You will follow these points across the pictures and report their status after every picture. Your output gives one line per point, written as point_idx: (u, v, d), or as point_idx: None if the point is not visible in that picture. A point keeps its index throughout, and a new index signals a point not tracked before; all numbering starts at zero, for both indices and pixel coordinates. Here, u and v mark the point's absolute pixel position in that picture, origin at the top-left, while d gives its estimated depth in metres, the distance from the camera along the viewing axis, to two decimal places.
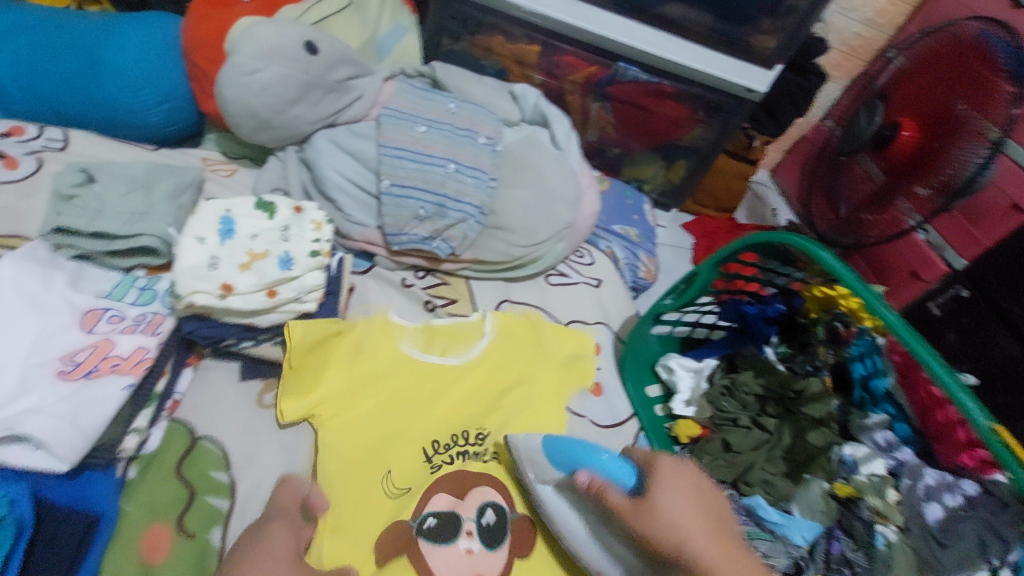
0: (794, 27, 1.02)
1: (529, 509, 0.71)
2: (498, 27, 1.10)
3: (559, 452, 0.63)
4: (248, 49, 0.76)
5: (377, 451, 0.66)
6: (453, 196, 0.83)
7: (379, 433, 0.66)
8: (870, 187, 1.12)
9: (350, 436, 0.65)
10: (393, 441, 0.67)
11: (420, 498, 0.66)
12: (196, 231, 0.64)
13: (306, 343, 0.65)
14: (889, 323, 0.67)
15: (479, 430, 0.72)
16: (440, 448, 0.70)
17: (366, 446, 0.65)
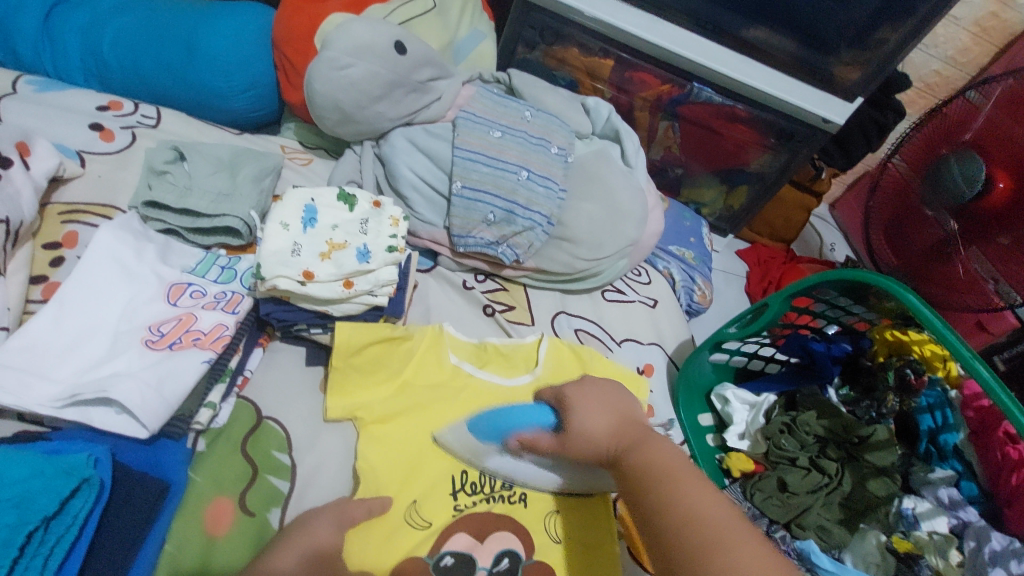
0: (881, 62, 1.00)
1: (564, 544, 0.65)
2: (575, 40, 1.10)
3: (484, 426, 0.66)
4: (342, 45, 0.78)
5: (407, 475, 0.64)
6: (523, 204, 0.84)
7: (413, 455, 0.65)
8: (941, 232, 1.07)
9: (388, 453, 0.64)
10: (423, 466, 0.65)
11: (443, 529, 0.62)
12: (281, 217, 0.66)
13: (351, 345, 0.64)
14: (983, 382, 0.63)
15: (507, 473, 0.67)
16: (467, 483, 0.66)
17: (400, 465, 0.64)
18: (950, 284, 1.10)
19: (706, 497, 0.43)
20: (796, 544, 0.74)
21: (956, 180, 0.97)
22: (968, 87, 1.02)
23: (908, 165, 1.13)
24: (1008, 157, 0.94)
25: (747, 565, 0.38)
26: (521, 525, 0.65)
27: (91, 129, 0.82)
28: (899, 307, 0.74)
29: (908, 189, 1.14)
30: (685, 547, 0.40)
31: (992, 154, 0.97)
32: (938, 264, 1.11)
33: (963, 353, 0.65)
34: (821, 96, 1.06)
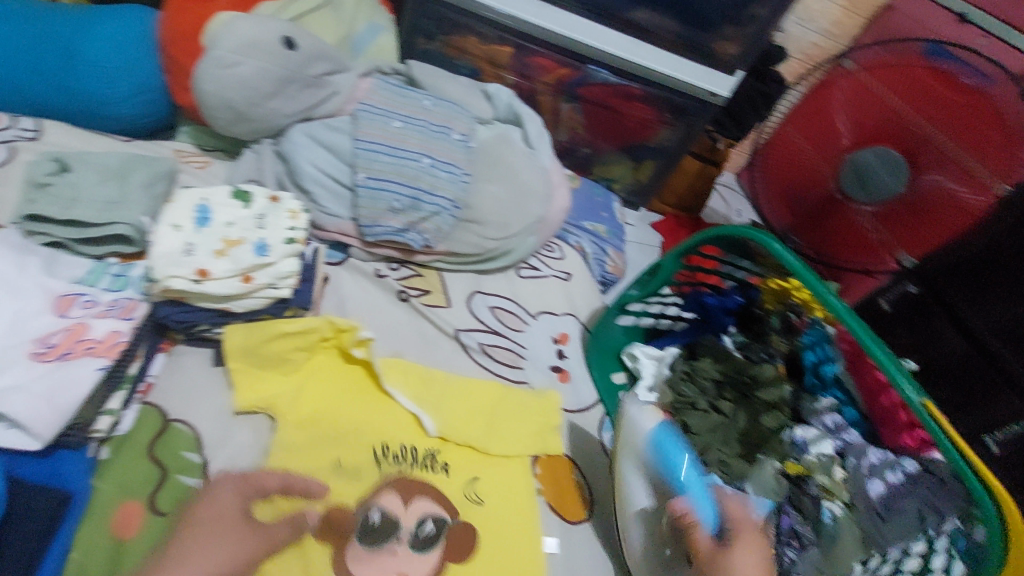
0: (754, 36, 1.10)
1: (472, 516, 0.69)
2: (472, 29, 1.13)
3: None
4: (229, 43, 0.78)
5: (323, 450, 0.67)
6: (427, 190, 0.86)
7: (329, 435, 0.68)
8: (827, 187, 1.25)
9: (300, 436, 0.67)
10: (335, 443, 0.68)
11: (372, 489, 0.66)
12: (172, 219, 0.65)
13: (241, 345, 0.66)
14: (835, 309, 0.70)
15: (429, 449, 0.72)
16: (388, 453, 0.70)
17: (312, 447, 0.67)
18: (838, 239, 1.27)
19: None
20: None
21: (879, 163, 1.13)
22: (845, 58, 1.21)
23: (805, 139, 1.30)
24: (894, 132, 1.14)
25: None
26: (445, 494, 0.69)
27: None
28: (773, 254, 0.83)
29: (804, 160, 1.29)
30: None
31: (868, 113, 1.18)
32: (827, 218, 1.28)
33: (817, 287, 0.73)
34: (705, 70, 1.15)
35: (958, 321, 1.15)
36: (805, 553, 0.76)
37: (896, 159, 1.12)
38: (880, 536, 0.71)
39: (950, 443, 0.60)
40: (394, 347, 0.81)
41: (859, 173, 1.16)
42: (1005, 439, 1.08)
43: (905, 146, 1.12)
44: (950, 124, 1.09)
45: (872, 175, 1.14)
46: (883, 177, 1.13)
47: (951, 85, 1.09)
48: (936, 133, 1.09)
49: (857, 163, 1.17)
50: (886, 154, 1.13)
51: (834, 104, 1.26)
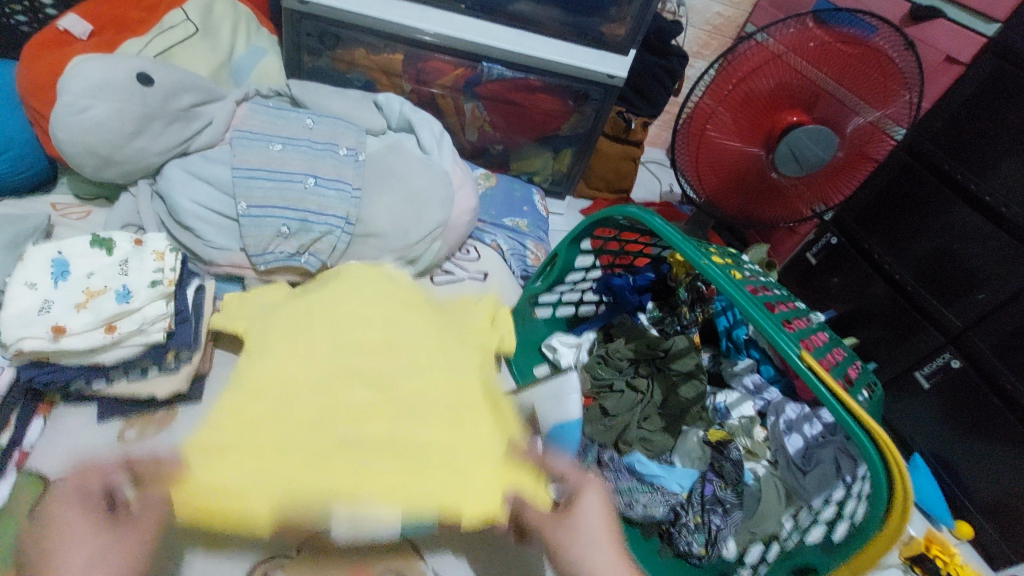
0: (638, 15, 1.11)
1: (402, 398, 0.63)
2: (358, 41, 1.11)
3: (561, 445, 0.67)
4: (77, 88, 0.75)
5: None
6: (315, 210, 0.85)
7: (341, 301, 0.77)
8: (747, 156, 1.11)
9: (272, 345, 0.69)
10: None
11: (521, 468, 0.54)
12: (26, 277, 0.63)
13: None
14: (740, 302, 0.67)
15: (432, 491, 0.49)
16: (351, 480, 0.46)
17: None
18: (758, 200, 1.18)
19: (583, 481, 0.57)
20: (624, 460, 0.79)
21: (808, 142, 1.02)
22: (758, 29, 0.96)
23: (722, 108, 1.06)
24: (803, 95, 1.00)
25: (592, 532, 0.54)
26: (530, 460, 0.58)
27: None
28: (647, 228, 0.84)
29: (714, 131, 1.10)
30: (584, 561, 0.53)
31: (777, 86, 1.01)
32: (751, 186, 1.16)
33: (700, 260, 0.70)
34: (598, 54, 1.15)
35: (873, 262, 1.20)
36: (730, 518, 0.75)
37: (826, 132, 1.00)
38: (802, 488, 0.76)
39: (863, 429, 0.56)
40: None
41: (794, 154, 1.04)
42: (932, 372, 1.10)
43: (811, 109, 1.02)
44: (849, 82, 0.98)
45: (804, 153, 1.03)
46: (811, 149, 1.03)
47: (855, 48, 0.95)
48: (838, 93, 0.98)
49: (792, 144, 1.02)
50: (813, 128, 1.00)
51: (733, 72, 1.02)
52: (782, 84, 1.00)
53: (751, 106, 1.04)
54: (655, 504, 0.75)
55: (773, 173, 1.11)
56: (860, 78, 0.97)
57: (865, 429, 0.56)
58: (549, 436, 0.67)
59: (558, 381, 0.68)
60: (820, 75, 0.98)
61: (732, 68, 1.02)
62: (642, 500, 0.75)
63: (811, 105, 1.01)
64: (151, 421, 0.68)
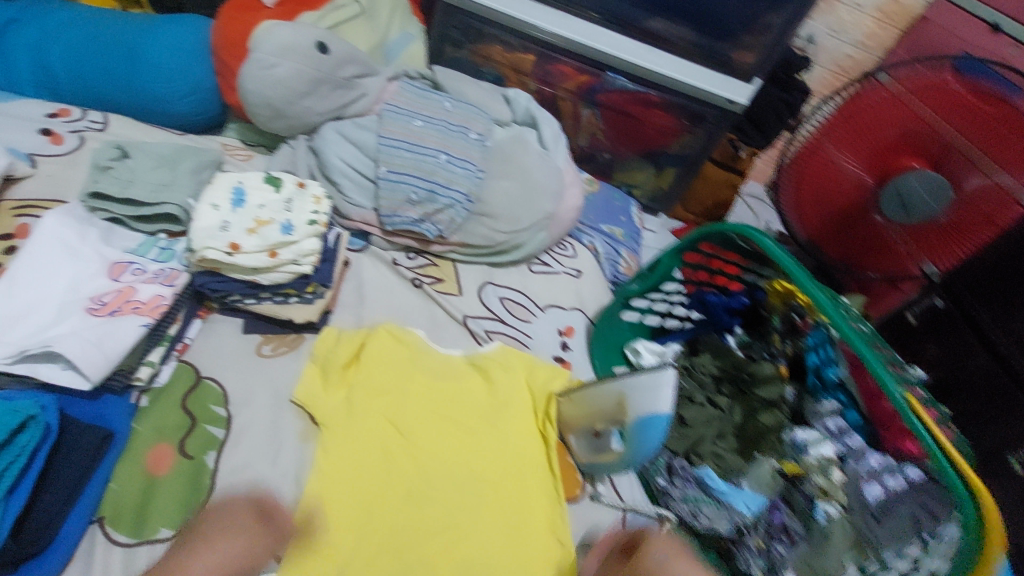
0: (771, 45, 1.12)
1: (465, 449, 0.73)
2: (497, 38, 1.19)
3: (641, 438, 0.71)
4: (270, 47, 0.87)
5: (424, 456, 0.72)
6: (443, 183, 0.92)
7: (406, 390, 0.77)
8: (856, 200, 1.12)
9: (349, 431, 0.71)
10: (487, 414, 0.79)
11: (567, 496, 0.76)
12: (211, 199, 0.74)
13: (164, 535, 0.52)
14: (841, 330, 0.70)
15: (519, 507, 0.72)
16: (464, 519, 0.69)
17: (374, 438, 0.72)
18: (862, 246, 1.18)
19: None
20: (695, 472, 0.83)
21: (923, 193, 1.01)
22: (882, 71, 1.00)
23: (834, 145, 1.10)
24: (926, 144, 0.99)
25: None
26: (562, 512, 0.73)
27: (40, 133, 0.90)
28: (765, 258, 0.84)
29: (826, 168, 1.13)
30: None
31: (899, 132, 1.02)
32: (855, 232, 1.16)
33: (809, 286, 0.72)
34: (722, 78, 1.16)
35: (982, 334, 1.08)
36: (794, 549, 0.75)
37: (940, 182, 0.99)
38: (875, 539, 0.69)
39: (946, 459, 0.59)
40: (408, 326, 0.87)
41: (902, 200, 1.04)
42: None
43: (935, 161, 1.00)
44: (981, 138, 0.94)
45: (913, 200, 1.03)
46: (924, 201, 1.02)
47: (990, 104, 0.92)
48: (965, 146, 0.95)
49: (899, 187, 1.03)
50: (926, 175, 1.00)
51: (853, 112, 1.06)
52: (903, 130, 1.01)
53: (868, 148, 1.06)
54: (719, 518, 0.78)
55: (877, 216, 1.11)
56: (992, 134, 0.94)
57: (963, 479, 0.58)
58: (635, 425, 0.72)
59: (655, 372, 0.72)
60: (947, 125, 0.96)
61: (852, 109, 1.06)
62: (706, 512, 0.79)
63: (933, 156, 1.00)
64: (284, 341, 0.77)
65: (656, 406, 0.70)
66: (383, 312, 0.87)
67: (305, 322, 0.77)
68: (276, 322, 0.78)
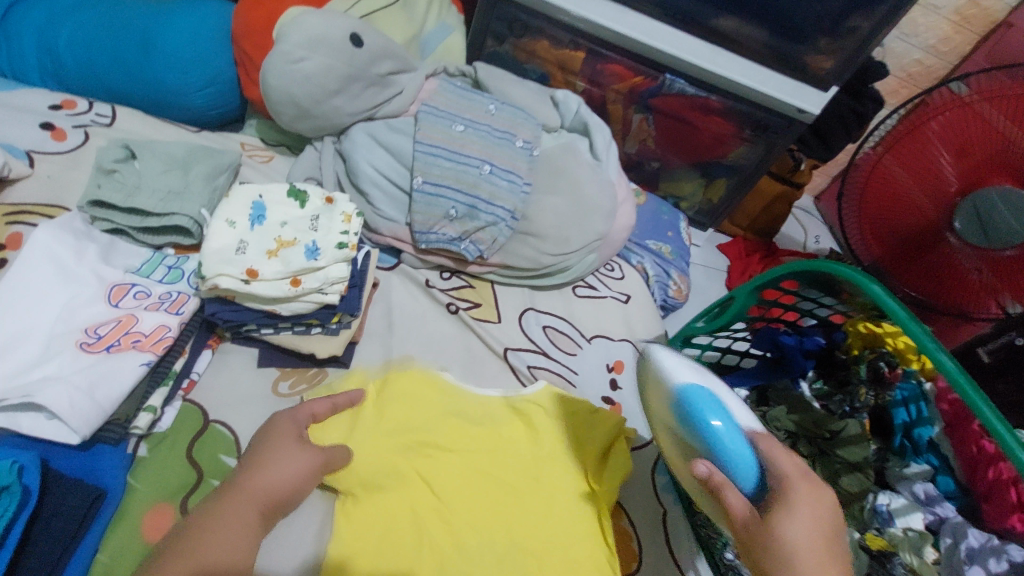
0: (852, 50, 0.98)
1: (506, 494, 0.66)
2: (544, 32, 1.08)
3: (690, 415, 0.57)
4: (295, 38, 0.76)
5: (458, 523, 0.63)
6: (485, 198, 0.82)
7: (438, 440, 0.68)
8: (921, 226, 0.95)
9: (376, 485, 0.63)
10: (527, 469, 0.68)
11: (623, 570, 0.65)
12: (227, 214, 0.65)
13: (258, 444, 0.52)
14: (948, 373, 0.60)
15: None
16: None
17: (401, 499, 0.63)
18: (935, 279, 0.98)
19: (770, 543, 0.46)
20: None
21: (1007, 214, 0.82)
22: (954, 78, 0.84)
23: (896, 160, 0.94)
24: (1014, 162, 0.81)
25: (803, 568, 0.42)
26: None
27: (41, 128, 0.81)
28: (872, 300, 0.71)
29: (889, 187, 0.97)
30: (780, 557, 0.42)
31: (978, 146, 0.84)
32: (925, 259, 0.98)
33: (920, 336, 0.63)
34: (794, 85, 1.03)
35: None
36: None
37: None
38: None
39: None
40: (441, 361, 0.77)
41: (982, 222, 0.86)
42: None
43: None
44: None
45: (994, 222, 0.84)
46: (1009, 224, 0.83)
47: None
48: None
49: (977, 204, 0.85)
50: (1013, 195, 0.81)
51: (915, 123, 0.90)
52: (982, 144, 0.83)
53: (937, 166, 0.90)
54: None
55: (950, 237, 0.92)
56: None
57: None
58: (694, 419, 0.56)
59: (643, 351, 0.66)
60: None
61: (919, 119, 0.90)
62: None
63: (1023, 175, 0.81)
64: (304, 376, 0.69)
65: (673, 377, 0.60)
66: (414, 343, 0.77)
67: (329, 357, 0.67)
68: (295, 354, 0.69)
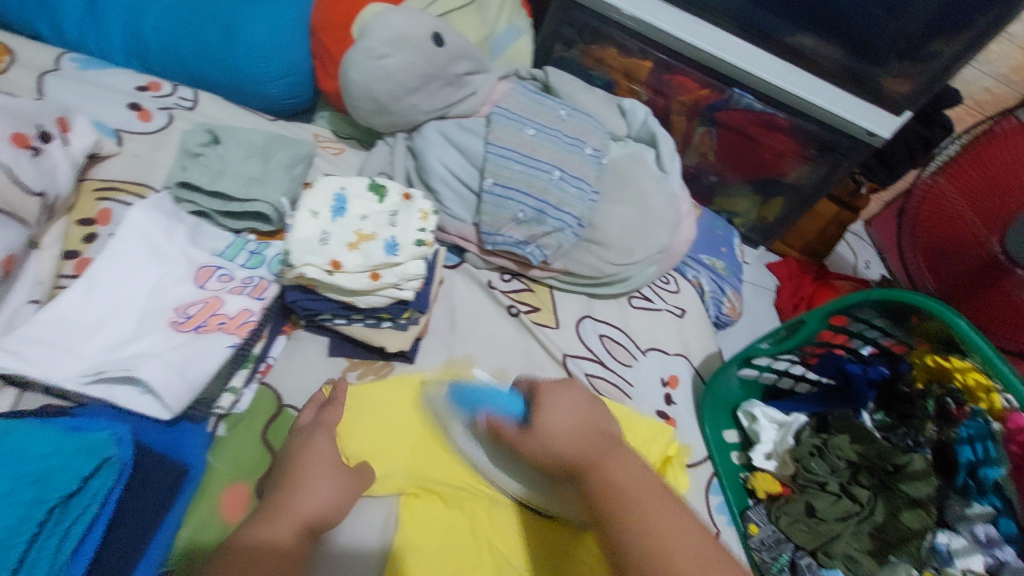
0: (932, 76, 0.95)
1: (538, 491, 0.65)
2: (613, 39, 1.07)
3: (462, 397, 0.61)
4: (381, 35, 0.77)
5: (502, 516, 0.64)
6: (554, 204, 0.82)
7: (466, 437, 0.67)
8: (980, 253, 0.97)
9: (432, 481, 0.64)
10: None
11: None
12: (310, 205, 0.66)
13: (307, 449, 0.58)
14: None
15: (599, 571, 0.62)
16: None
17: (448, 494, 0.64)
18: (993, 312, 0.97)
19: (666, 517, 0.45)
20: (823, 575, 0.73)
21: None
22: None
23: (954, 185, 1.01)
24: None
25: (658, 524, 0.44)
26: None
27: (129, 108, 0.83)
28: (945, 328, 0.69)
29: (949, 212, 1.02)
30: (624, 505, 0.46)
31: None
32: (983, 292, 0.98)
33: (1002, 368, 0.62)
34: (866, 107, 1.01)
35: None
36: None
37: None
38: None
39: None
40: (501, 363, 0.77)
41: None
42: None
43: None
44: None
45: None
46: None
47: None
48: None
49: None
50: None
51: (975, 148, 0.97)
52: None
53: (997, 190, 0.94)
54: None
55: (1004, 261, 0.93)
56: None
57: None
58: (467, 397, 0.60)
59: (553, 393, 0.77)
60: None
61: (980, 146, 0.97)
62: None
63: None
64: (371, 368, 0.70)
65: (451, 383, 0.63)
66: (476, 343, 0.78)
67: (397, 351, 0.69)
68: (364, 346, 0.70)
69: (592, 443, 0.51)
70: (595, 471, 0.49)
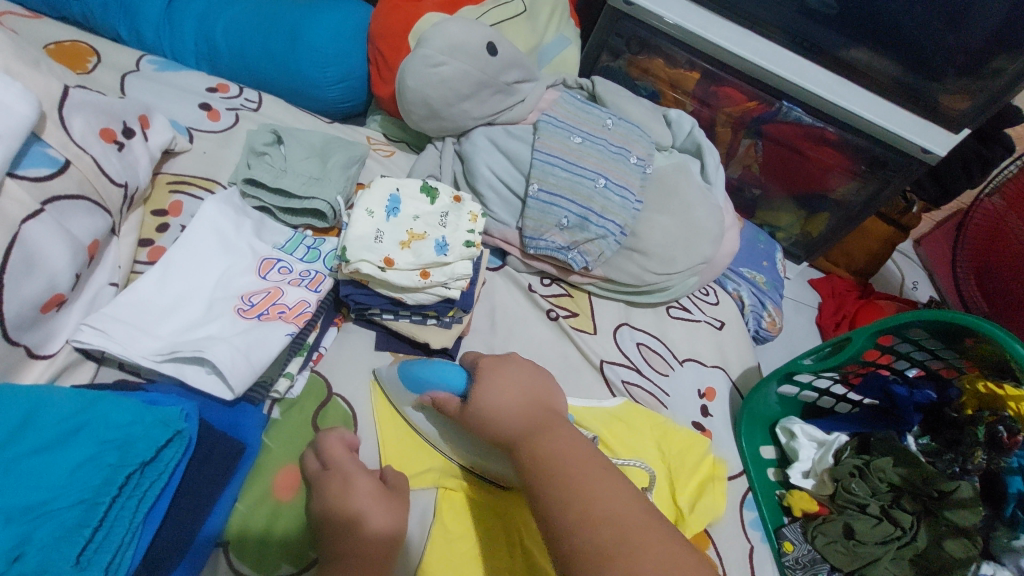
0: (994, 94, 0.92)
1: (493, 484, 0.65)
2: (661, 50, 1.08)
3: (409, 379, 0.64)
4: (437, 43, 0.80)
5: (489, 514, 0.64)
6: (598, 211, 0.83)
7: None
8: None
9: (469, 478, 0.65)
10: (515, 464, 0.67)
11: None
12: (367, 204, 0.69)
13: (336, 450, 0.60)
14: None
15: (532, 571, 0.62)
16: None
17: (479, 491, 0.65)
18: None
19: (603, 479, 0.48)
20: None
21: None
22: None
23: (1016, 216, 1.04)
24: None
25: (598, 489, 0.46)
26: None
27: (200, 108, 0.89)
28: (1000, 355, 0.67)
29: (1011, 240, 1.06)
30: (571, 502, 0.46)
31: None
32: None
33: None
34: (922, 124, 0.98)
35: None
36: None
37: None
38: None
39: None
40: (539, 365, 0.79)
41: None
42: None
43: None
44: None
45: None
46: None
47: None
48: None
49: None
50: None
51: None
52: None
53: None
54: None
55: None
56: None
57: None
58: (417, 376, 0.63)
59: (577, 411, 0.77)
60: None
61: None
62: None
63: None
64: None
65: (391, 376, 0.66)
66: (514, 345, 0.79)
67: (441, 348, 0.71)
68: (408, 341, 0.73)
69: (530, 416, 0.55)
70: (529, 441, 0.52)
